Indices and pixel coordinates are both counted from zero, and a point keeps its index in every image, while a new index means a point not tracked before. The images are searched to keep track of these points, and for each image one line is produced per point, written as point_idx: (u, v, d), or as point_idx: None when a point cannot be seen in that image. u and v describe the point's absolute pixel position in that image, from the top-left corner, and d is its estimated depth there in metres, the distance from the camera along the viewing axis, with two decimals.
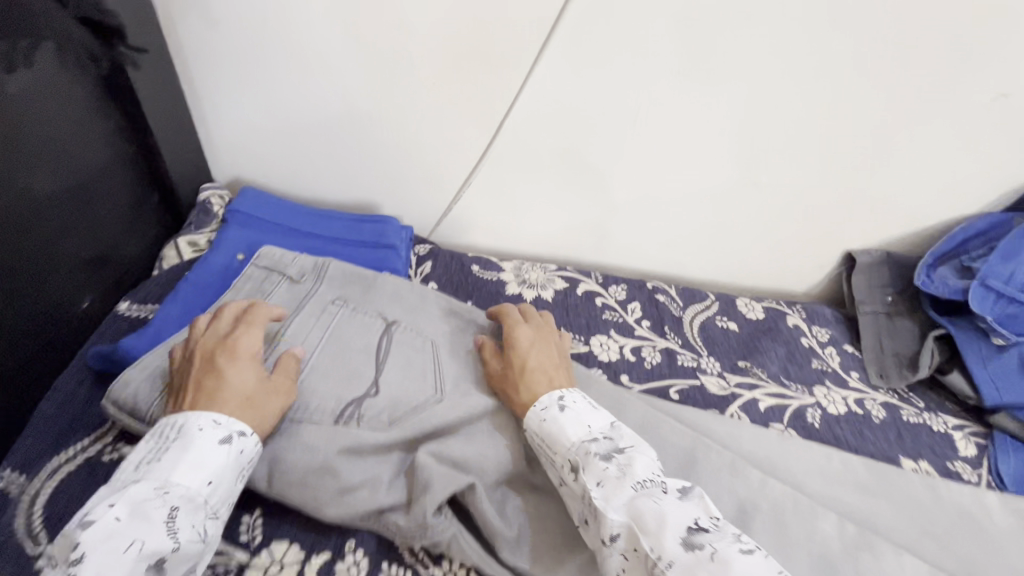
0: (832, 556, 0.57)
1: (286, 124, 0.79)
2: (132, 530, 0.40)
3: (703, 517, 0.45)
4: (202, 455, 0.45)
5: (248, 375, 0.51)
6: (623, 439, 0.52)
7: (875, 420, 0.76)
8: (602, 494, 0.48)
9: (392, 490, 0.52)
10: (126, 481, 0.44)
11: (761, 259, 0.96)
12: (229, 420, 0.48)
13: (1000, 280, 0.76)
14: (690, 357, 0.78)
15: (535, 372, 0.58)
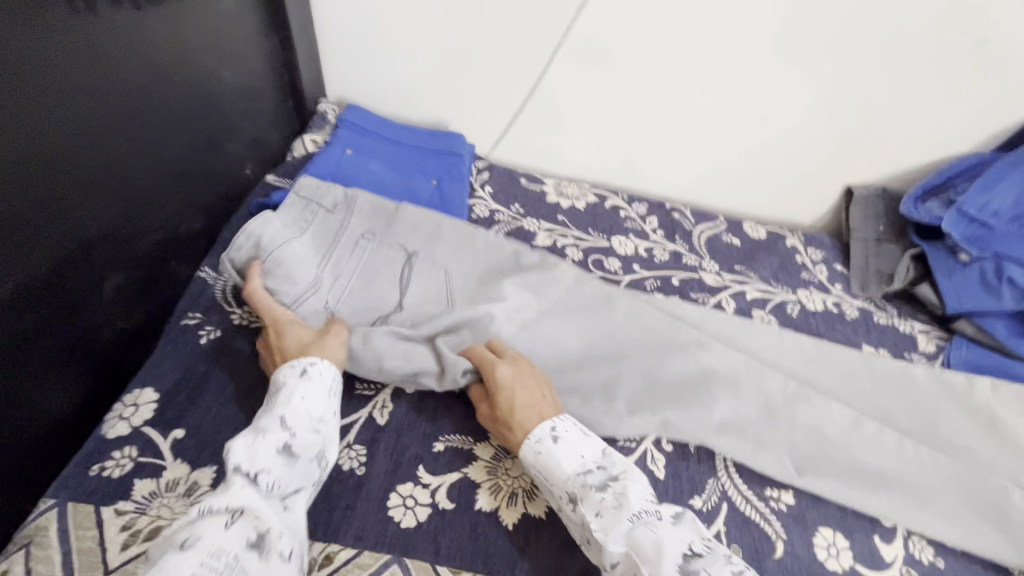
0: (774, 403, 0.73)
1: (382, 56, 1.01)
2: (257, 432, 0.53)
3: (695, 542, 0.50)
4: (292, 386, 0.58)
5: (304, 333, 0.64)
6: (616, 465, 0.57)
7: (848, 317, 0.91)
8: (601, 526, 0.52)
9: (424, 361, 0.66)
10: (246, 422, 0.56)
11: (772, 192, 1.10)
12: (302, 360, 0.60)
13: (975, 207, 0.87)
14: (694, 258, 0.95)
15: (524, 411, 0.61)
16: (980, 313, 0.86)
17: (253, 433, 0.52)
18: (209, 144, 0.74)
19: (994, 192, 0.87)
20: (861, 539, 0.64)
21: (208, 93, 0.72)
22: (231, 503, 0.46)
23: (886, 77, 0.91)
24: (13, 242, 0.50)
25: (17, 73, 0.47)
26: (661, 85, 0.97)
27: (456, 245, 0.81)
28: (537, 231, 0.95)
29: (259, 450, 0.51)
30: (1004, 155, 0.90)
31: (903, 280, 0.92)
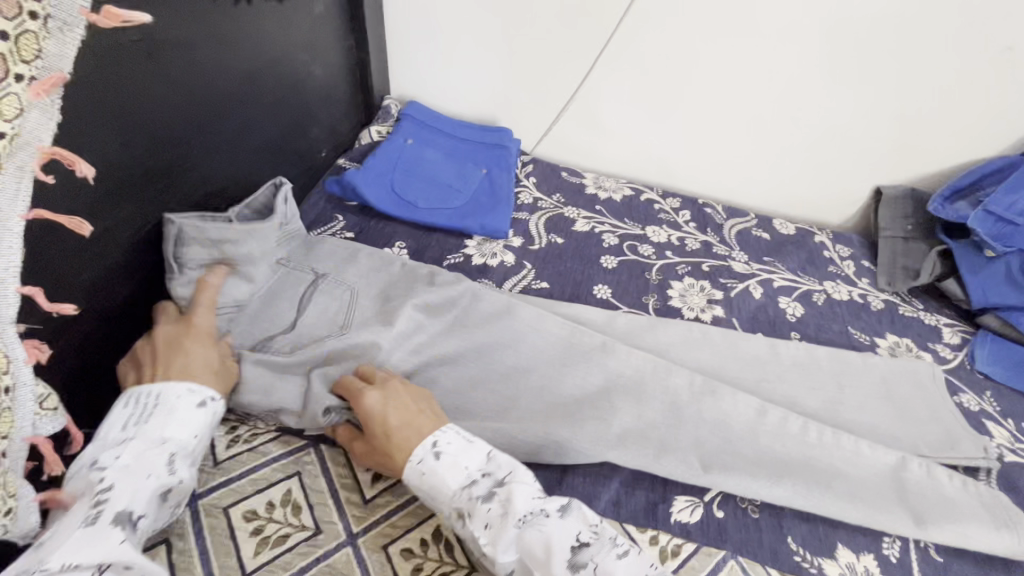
0: (680, 401, 0.70)
1: (442, 57, 1.12)
2: (141, 469, 0.52)
3: (584, 531, 0.53)
4: (186, 415, 0.57)
5: (211, 356, 0.62)
6: (499, 468, 0.57)
7: (873, 308, 0.95)
8: (490, 537, 0.52)
9: (290, 397, 0.64)
10: (120, 439, 0.54)
11: (803, 192, 1.14)
12: (200, 386, 0.59)
13: (1002, 207, 0.90)
14: (723, 249, 1.01)
15: (404, 432, 0.59)
16: (1004, 308, 0.89)
17: (135, 473, 0.51)
18: (296, 129, 0.86)
19: (1021, 192, 0.90)
20: (899, 514, 0.62)
21: (298, 82, 0.84)
22: (108, 554, 0.45)
23: (914, 81, 0.96)
24: (152, 192, 0.62)
25: (164, 57, 0.59)
26: (694, 87, 1.04)
27: (367, 268, 0.79)
28: (577, 219, 1.02)
29: (140, 491, 0.50)
30: None
31: (929, 275, 0.96)
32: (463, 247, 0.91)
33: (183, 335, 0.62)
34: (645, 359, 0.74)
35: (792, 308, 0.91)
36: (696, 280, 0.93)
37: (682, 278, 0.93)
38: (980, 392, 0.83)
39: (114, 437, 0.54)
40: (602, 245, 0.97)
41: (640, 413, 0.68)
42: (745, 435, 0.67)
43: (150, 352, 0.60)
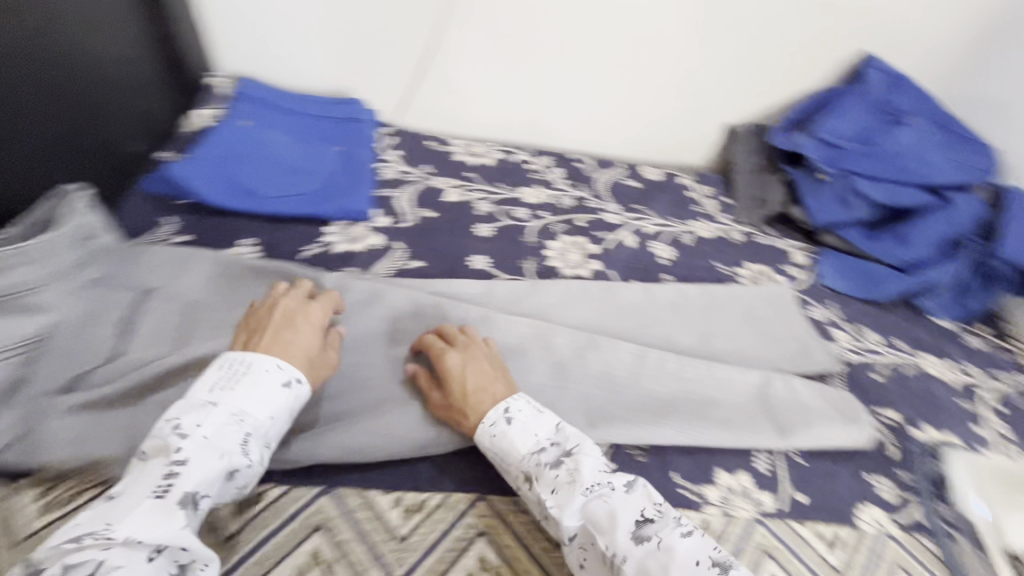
0: (564, 361, 0.70)
1: (270, 23, 0.97)
2: (219, 446, 0.48)
3: (647, 507, 0.52)
4: (267, 394, 0.54)
5: (312, 343, 0.61)
6: (568, 441, 0.58)
7: (734, 241, 1.01)
8: (557, 501, 0.53)
9: (116, 441, 0.54)
10: (203, 401, 0.51)
11: (666, 136, 1.17)
12: (292, 367, 0.56)
13: (828, 133, 0.99)
14: (596, 202, 1.02)
15: (477, 394, 0.61)
16: (838, 224, 0.99)
17: (211, 450, 0.48)
18: (86, 119, 0.72)
19: (842, 119, 1.00)
20: (765, 430, 0.67)
21: (71, 62, 0.70)
22: (168, 541, 0.42)
23: (748, 20, 1.00)
24: None
25: None
26: (549, 39, 1.01)
27: (210, 274, 0.69)
28: (447, 189, 0.97)
29: (209, 466, 0.47)
30: (849, 87, 1.03)
31: (776, 202, 1.05)
32: (322, 234, 0.83)
33: (292, 319, 0.61)
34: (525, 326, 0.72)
35: (663, 252, 0.94)
36: (572, 237, 0.93)
37: (558, 237, 0.92)
38: (826, 303, 0.91)
39: (199, 398, 0.51)
40: (476, 213, 0.93)
41: (524, 381, 0.67)
42: (628, 382, 0.69)
43: (262, 323, 0.60)
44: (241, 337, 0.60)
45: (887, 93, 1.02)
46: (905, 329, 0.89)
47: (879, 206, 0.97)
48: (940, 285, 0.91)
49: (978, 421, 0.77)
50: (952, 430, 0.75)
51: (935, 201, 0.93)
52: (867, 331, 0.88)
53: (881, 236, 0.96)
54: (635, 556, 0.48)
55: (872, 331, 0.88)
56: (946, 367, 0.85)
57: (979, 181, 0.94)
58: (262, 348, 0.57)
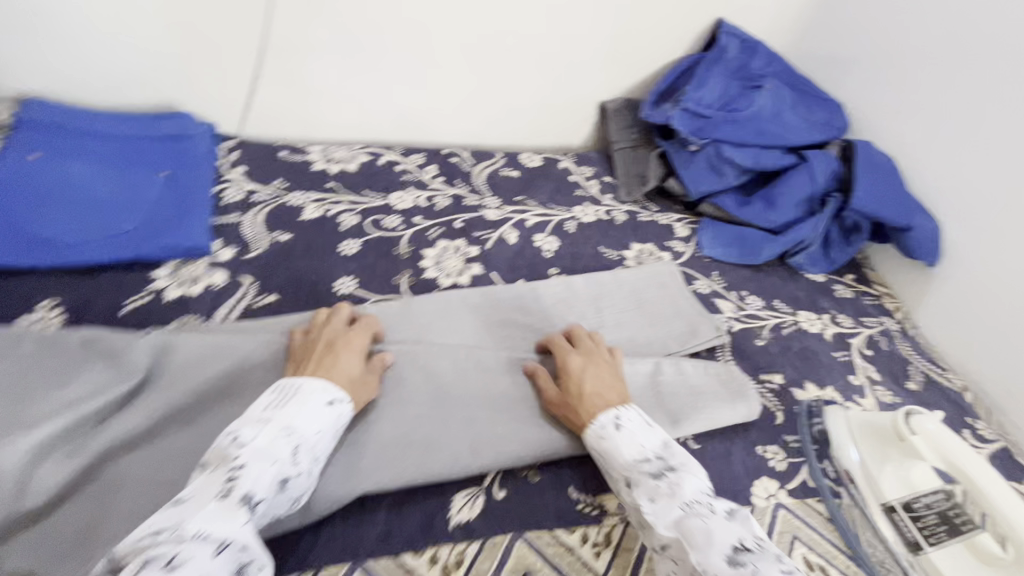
0: (445, 386, 0.64)
1: (47, 30, 0.80)
2: (269, 455, 0.48)
3: (747, 537, 0.48)
4: (316, 410, 0.53)
5: (354, 366, 0.59)
6: (673, 457, 0.56)
7: (618, 222, 0.99)
8: (654, 510, 0.52)
9: None
10: (260, 418, 0.51)
11: (542, 120, 1.12)
12: (337, 387, 0.56)
13: (693, 103, 0.99)
14: (474, 199, 0.96)
15: (594, 397, 0.61)
16: (713, 193, 1.00)
17: (264, 458, 0.47)
18: None
19: (705, 87, 1.00)
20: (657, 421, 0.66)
21: None
22: (233, 535, 0.42)
23: None
24: None
25: None
26: (398, 27, 0.91)
27: None
28: (303, 204, 0.86)
29: (264, 474, 0.47)
30: (707, 54, 1.04)
31: (654, 177, 1.04)
32: (148, 280, 0.70)
33: (334, 346, 0.60)
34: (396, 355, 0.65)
35: (547, 244, 0.91)
36: (450, 242, 0.86)
37: (434, 244, 0.85)
38: (709, 275, 0.92)
39: (255, 415, 0.51)
40: (339, 229, 0.84)
41: (396, 419, 0.60)
42: (516, 397, 0.65)
43: (311, 353, 0.59)
44: (292, 366, 0.59)
45: (741, 58, 1.03)
46: (782, 289, 0.93)
47: (747, 171, 1.00)
48: (808, 242, 0.94)
49: (850, 370, 0.82)
50: (830, 384, 0.79)
51: (795, 161, 0.97)
52: (749, 297, 0.90)
53: (753, 201, 0.98)
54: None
55: (752, 296, 0.90)
56: (821, 320, 0.88)
57: (832, 138, 0.99)
58: (314, 373, 0.56)
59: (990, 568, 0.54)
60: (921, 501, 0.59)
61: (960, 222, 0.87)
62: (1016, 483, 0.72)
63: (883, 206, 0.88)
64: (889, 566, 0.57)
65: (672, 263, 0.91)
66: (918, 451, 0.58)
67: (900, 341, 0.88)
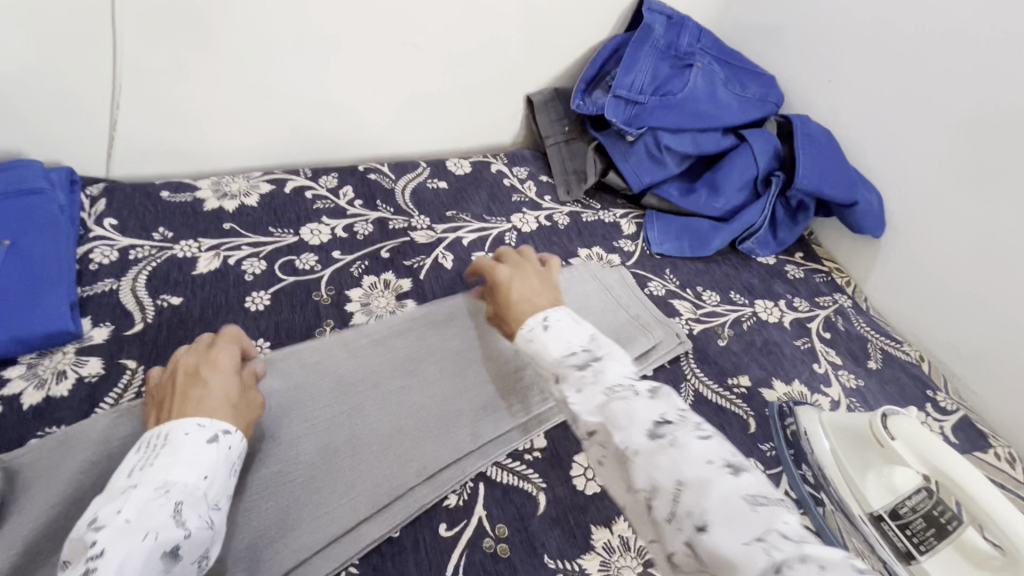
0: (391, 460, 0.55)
1: None
2: (141, 527, 0.39)
3: (669, 411, 0.45)
4: (196, 454, 0.45)
5: (230, 387, 0.51)
6: (601, 349, 0.52)
7: (561, 227, 0.92)
8: (578, 401, 0.48)
9: None
10: (125, 486, 0.42)
11: (467, 119, 1.04)
12: (212, 420, 0.47)
13: (625, 89, 0.92)
14: (401, 220, 0.86)
15: (520, 303, 0.60)
16: (656, 184, 0.95)
17: (136, 533, 0.39)
18: None
19: (636, 71, 0.93)
20: None
21: None
22: None
23: None
24: None
25: None
26: (290, 34, 0.79)
27: None
28: (196, 255, 0.73)
29: (136, 554, 0.38)
30: (633, 34, 0.97)
31: (594, 173, 0.97)
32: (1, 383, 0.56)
33: (197, 373, 0.51)
34: (275, 386, 0.59)
35: None
36: (378, 276, 0.76)
37: (360, 281, 0.75)
38: (662, 274, 0.87)
39: (119, 485, 0.42)
40: (244, 279, 0.72)
41: (310, 452, 0.55)
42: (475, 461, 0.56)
43: (169, 390, 0.50)
44: (154, 414, 0.50)
45: (668, 35, 0.96)
46: (736, 278, 0.89)
47: (688, 157, 0.95)
48: (756, 226, 0.91)
49: (813, 357, 0.79)
50: (795, 377, 0.76)
51: (734, 142, 0.93)
52: (705, 292, 0.86)
53: (696, 189, 0.93)
54: (646, 450, 0.42)
55: (708, 290, 0.86)
56: (778, 307, 0.85)
57: (769, 114, 0.95)
58: (181, 411, 0.48)
59: (982, 569, 0.51)
60: (906, 505, 0.56)
61: (899, 191, 0.86)
62: (980, 453, 0.71)
63: (828, 184, 0.85)
64: (881, 574, 0.54)
65: (623, 267, 0.86)
66: (902, 457, 0.55)
67: (855, 319, 0.86)
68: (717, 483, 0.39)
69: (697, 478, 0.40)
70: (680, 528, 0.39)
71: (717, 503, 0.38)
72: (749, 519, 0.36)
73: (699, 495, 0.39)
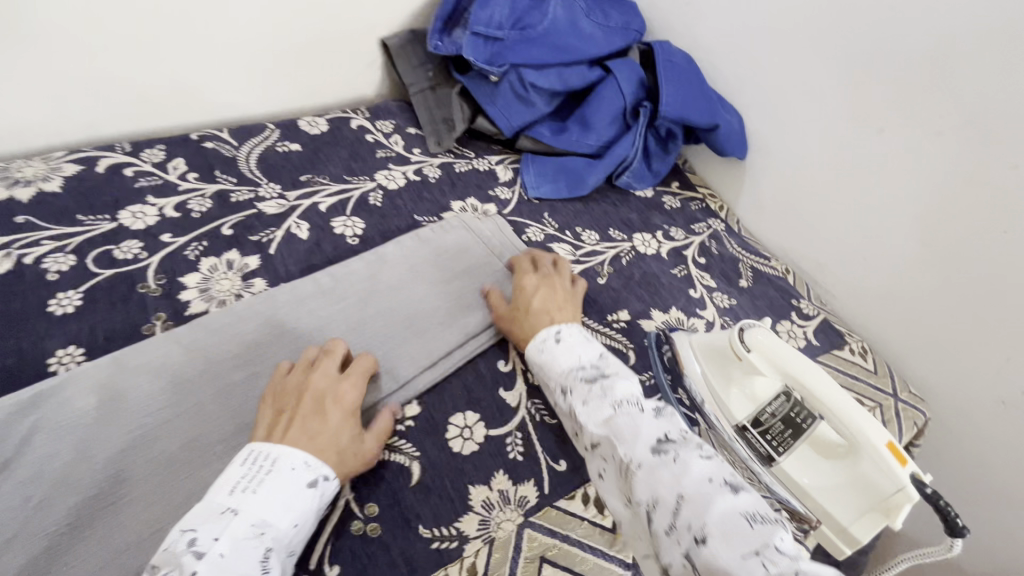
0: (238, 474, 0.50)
1: None
2: (232, 566, 0.41)
3: (673, 430, 0.48)
4: (294, 498, 0.46)
5: (346, 430, 0.52)
6: (609, 366, 0.56)
7: (432, 180, 0.86)
8: (585, 412, 0.52)
9: None
10: (226, 507, 0.44)
11: (318, 72, 0.94)
12: (320, 464, 0.48)
13: (483, 25, 0.86)
14: (246, 192, 0.76)
15: (538, 315, 0.63)
16: (527, 126, 0.91)
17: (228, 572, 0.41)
18: None
19: (493, 4, 0.86)
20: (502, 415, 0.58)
21: None
22: None
23: None
24: None
25: None
26: None
27: None
28: None
29: None
30: None
31: (461, 121, 0.92)
32: None
33: (323, 403, 0.52)
34: (89, 396, 0.52)
35: (350, 228, 0.75)
36: (219, 257, 0.67)
37: (196, 265, 0.66)
38: (540, 219, 0.84)
39: (220, 502, 0.45)
40: (45, 279, 0.61)
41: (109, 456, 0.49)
42: None
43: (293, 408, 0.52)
44: (270, 420, 0.52)
45: None
46: (615, 215, 0.88)
47: (557, 95, 0.90)
48: (629, 159, 0.89)
49: (689, 284, 0.80)
50: (672, 305, 0.77)
51: (602, 75, 0.89)
52: (584, 233, 0.84)
53: (568, 127, 0.90)
54: (648, 463, 0.45)
55: (588, 230, 0.85)
56: (655, 239, 0.86)
57: (632, 43, 0.92)
58: (296, 441, 0.49)
59: (831, 460, 0.55)
60: (766, 411, 0.58)
61: (755, 110, 0.88)
62: (838, 351, 0.77)
63: (690, 109, 0.84)
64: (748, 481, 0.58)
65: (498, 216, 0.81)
66: (756, 366, 0.57)
67: (727, 241, 0.89)
68: (716, 500, 0.42)
69: (697, 493, 0.42)
70: (679, 541, 0.42)
71: (717, 518, 0.41)
72: (746, 533, 0.39)
73: (699, 509, 0.42)
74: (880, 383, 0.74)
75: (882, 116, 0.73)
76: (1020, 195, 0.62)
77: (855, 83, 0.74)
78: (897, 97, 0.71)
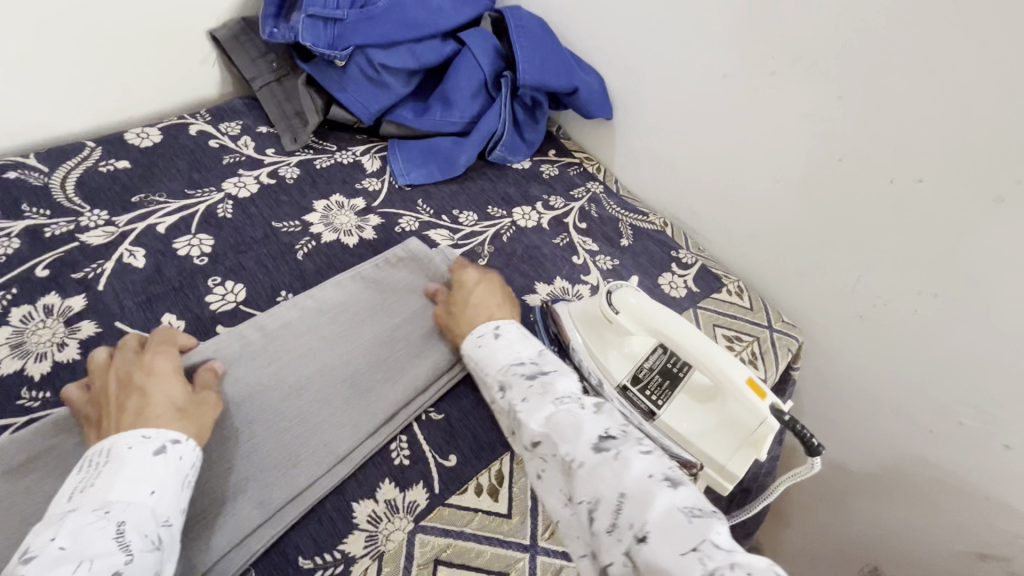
0: None
1: None
2: (78, 554, 0.35)
3: (612, 427, 0.46)
4: (142, 467, 0.41)
5: (173, 390, 0.47)
6: (548, 363, 0.53)
7: (289, 181, 0.79)
8: (525, 408, 0.48)
9: None
10: (67, 508, 0.38)
11: (141, 77, 0.83)
12: (160, 431, 0.43)
13: (320, 6, 0.78)
14: (63, 223, 0.66)
15: (476, 309, 0.60)
16: (387, 110, 0.86)
17: (73, 560, 0.35)
18: None
19: None
20: (380, 422, 0.55)
21: None
22: None
23: None
24: None
25: None
26: None
27: None
28: None
29: None
30: None
31: (314, 112, 0.85)
32: None
33: (131, 381, 0.47)
34: None
35: (196, 247, 0.68)
36: (34, 303, 0.59)
37: (4, 318, 0.57)
38: (414, 207, 0.81)
39: (57, 510, 0.38)
40: None
41: None
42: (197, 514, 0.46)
43: (108, 403, 0.46)
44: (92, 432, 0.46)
45: None
46: (492, 191, 0.86)
47: (415, 73, 0.86)
48: (498, 133, 0.86)
49: (571, 252, 0.80)
50: (556, 276, 0.76)
51: (456, 48, 0.85)
52: (461, 214, 0.81)
53: (430, 106, 0.86)
54: (590, 462, 0.42)
55: (465, 212, 0.82)
56: (535, 210, 0.85)
57: (483, 11, 0.88)
58: (122, 426, 0.43)
59: (702, 403, 0.57)
60: (644, 367, 0.59)
61: (616, 69, 0.87)
62: (716, 294, 0.80)
63: (548, 74, 0.83)
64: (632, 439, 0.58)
65: (367, 214, 0.77)
66: (627, 328, 0.58)
67: (606, 202, 0.89)
68: (658, 496, 0.39)
69: (639, 490, 0.40)
70: (620, 539, 0.39)
71: (659, 515, 0.38)
72: (685, 529, 0.37)
73: (641, 506, 0.39)
74: (757, 318, 0.79)
75: (724, 63, 0.74)
76: (845, 126, 0.66)
77: (696, 32, 0.75)
78: (734, 43, 0.72)
